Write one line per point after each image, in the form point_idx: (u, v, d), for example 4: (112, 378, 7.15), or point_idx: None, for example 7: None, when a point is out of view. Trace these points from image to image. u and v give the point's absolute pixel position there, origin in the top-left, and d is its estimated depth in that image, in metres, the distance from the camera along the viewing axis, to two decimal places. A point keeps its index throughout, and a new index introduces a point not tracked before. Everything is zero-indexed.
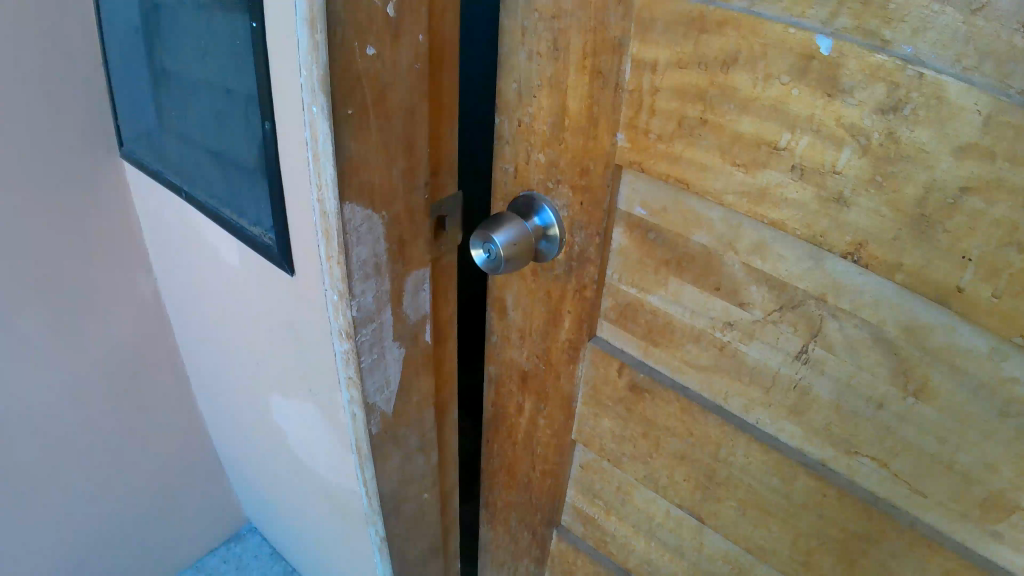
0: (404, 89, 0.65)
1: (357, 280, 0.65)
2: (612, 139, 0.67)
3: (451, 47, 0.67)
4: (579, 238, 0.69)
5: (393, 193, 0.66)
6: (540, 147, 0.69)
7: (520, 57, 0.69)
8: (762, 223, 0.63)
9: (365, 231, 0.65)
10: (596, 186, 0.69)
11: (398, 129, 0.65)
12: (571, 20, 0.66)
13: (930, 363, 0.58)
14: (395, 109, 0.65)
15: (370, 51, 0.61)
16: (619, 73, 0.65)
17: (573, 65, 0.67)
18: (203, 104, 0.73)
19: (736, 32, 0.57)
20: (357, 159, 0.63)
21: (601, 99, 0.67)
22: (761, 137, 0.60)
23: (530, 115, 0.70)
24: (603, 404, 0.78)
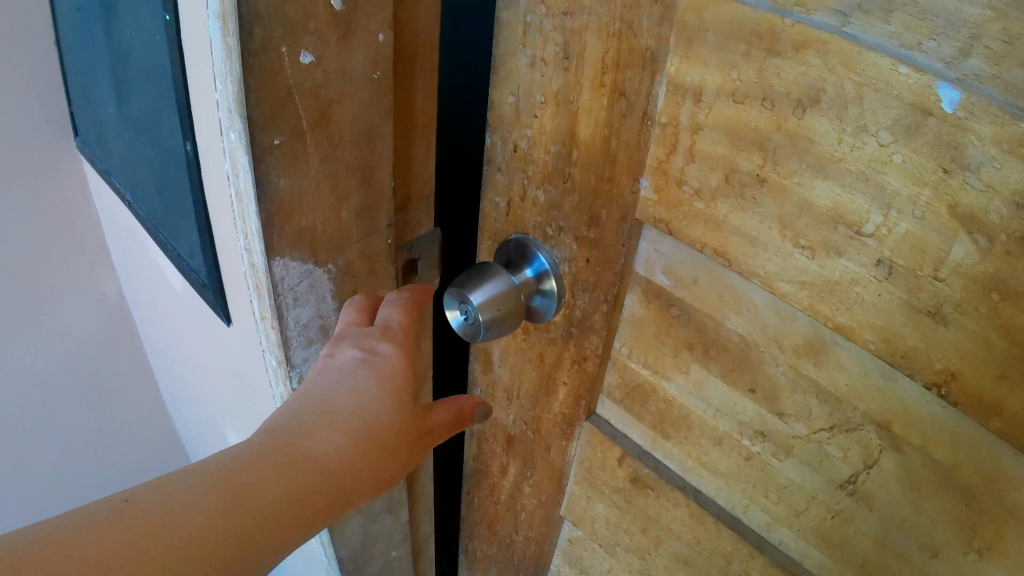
0: (359, 104, 0.49)
1: (296, 348, 0.52)
2: (633, 186, 0.51)
3: (425, 45, 0.51)
4: (583, 300, 0.54)
5: (344, 240, 0.52)
6: (541, 181, 0.54)
7: (519, 61, 0.53)
8: (824, 323, 0.48)
9: (305, 291, 0.51)
10: (608, 242, 0.53)
11: (349, 157, 0.50)
12: (588, 19, 0.49)
13: (1012, 523, 0.44)
14: (346, 130, 0.49)
15: (307, 59, 0.45)
16: (650, 97, 0.50)
17: (587, 80, 0.51)
18: (136, 104, 0.60)
19: (821, 61, 0.41)
20: (291, 198, 0.49)
21: (622, 129, 0.51)
22: (839, 214, 0.44)
23: (529, 141, 0.54)
24: (598, 488, 0.66)
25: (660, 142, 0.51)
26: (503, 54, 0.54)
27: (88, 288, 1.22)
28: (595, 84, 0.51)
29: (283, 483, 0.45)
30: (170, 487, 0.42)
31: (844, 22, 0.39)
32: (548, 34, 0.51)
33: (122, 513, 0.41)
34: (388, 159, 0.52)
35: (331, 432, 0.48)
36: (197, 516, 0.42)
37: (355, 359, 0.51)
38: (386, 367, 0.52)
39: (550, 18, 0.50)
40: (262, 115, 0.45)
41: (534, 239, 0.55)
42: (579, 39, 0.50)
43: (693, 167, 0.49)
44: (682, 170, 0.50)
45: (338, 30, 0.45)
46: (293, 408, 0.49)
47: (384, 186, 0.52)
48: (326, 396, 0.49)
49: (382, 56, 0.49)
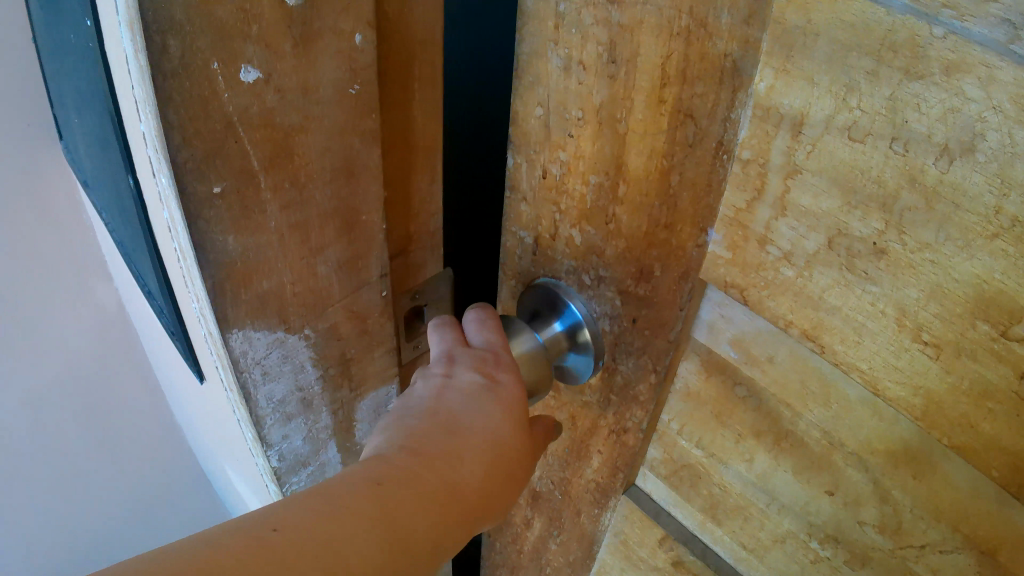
0: (330, 132, 0.39)
1: (273, 424, 0.44)
2: (700, 239, 0.40)
3: (423, 49, 0.41)
4: (625, 365, 0.42)
5: (323, 302, 0.43)
6: (576, 223, 0.41)
7: (548, 63, 0.42)
8: (935, 438, 0.37)
9: (276, 363, 0.43)
10: (662, 302, 0.41)
11: (322, 201, 0.40)
12: (644, 9, 0.38)
13: None
14: (316, 165, 0.39)
15: (250, 75, 0.35)
16: (721, 126, 0.38)
17: (641, 89, 0.39)
18: (88, 127, 0.50)
19: (983, 95, 0.29)
20: (243, 256, 0.38)
21: (685, 159, 0.39)
22: (979, 309, 0.33)
23: (561, 167, 0.42)
24: (631, 559, 0.56)
25: (738, 185, 0.38)
26: (528, 54, 0.43)
27: (74, 300, 1.04)
28: (653, 98, 0.39)
29: (435, 511, 0.38)
30: (331, 502, 0.34)
31: (1013, 38, 0.27)
32: (589, 30, 0.40)
33: (286, 537, 0.32)
34: (375, 197, 0.42)
35: (464, 454, 0.41)
36: (368, 543, 0.34)
37: (477, 385, 0.44)
38: (503, 392, 0.45)
39: (591, 8, 0.39)
40: (200, 151, 0.35)
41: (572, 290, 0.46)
42: (630, 36, 0.39)
43: (781, 220, 0.37)
44: (767, 225, 0.38)
45: (296, 30, 0.35)
46: (415, 421, 0.42)
47: (372, 231, 0.43)
48: (449, 416, 0.42)
49: (360, 67, 0.38)
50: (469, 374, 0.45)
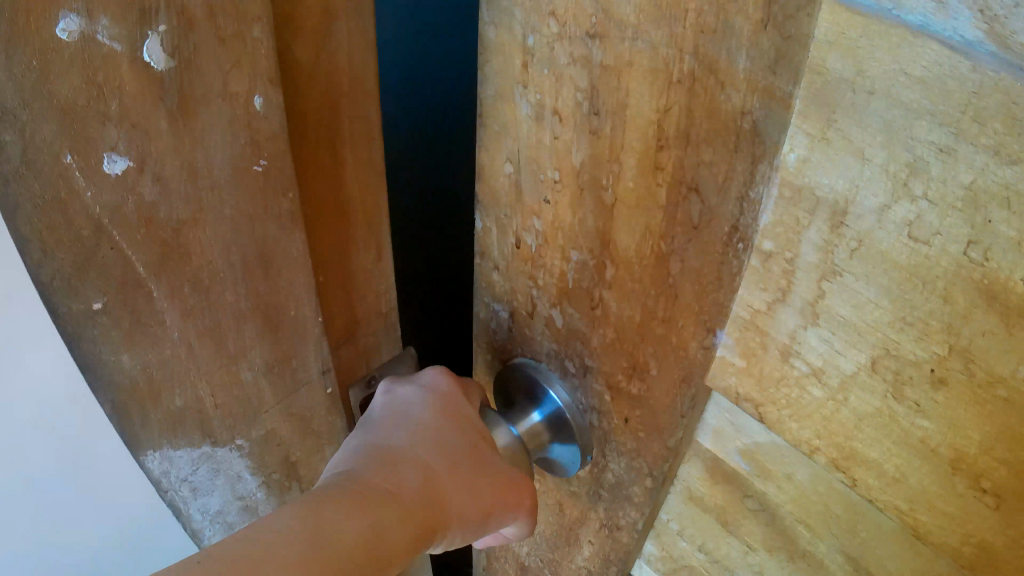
0: (234, 222, 0.32)
1: (205, 525, 0.43)
2: (704, 339, 0.33)
3: (352, 90, 0.33)
4: (616, 464, 0.39)
5: (256, 410, 0.39)
6: (557, 302, 0.37)
7: (517, 109, 0.34)
8: None
9: (206, 478, 0.40)
10: (660, 407, 0.35)
11: (238, 302, 0.34)
12: (630, 48, 0.30)
13: None
14: (221, 259, 0.32)
15: (118, 167, 0.27)
16: (731, 210, 0.30)
17: (631, 148, 0.31)
18: None
19: None
20: (145, 361, 0.33)
21: (687, 242, 0.31)
22: None
23: (536, 237, 0.37)
24: None
25: (756, 281, 0.30)
26: (492, 97, 0.35)
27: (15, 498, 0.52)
28: (649, 160, 0.31)
29: (388, 535, 0.32)
30: (257, 531, 0.29)
31: None
32: (563, 71, 0.32)
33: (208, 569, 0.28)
34: (306, 287, 0.36)
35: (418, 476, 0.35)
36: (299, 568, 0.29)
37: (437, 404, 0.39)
38: (450, 404, 0.39)
39: (565, 43, 0.31)
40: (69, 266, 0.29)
41: (547, 368, 0.40)
42: (617, 81, 0.30)
43: (806, 328, 0.29)
44: (791, 333, 0.30)
45: (170, 99, 0.27)
46: (354, 444, 0.36)
47: (304, 326, 0.37)
48: (395, 435, 0.37)
49: (266, 138, 0.31)
50: (410, 390, 0.39)
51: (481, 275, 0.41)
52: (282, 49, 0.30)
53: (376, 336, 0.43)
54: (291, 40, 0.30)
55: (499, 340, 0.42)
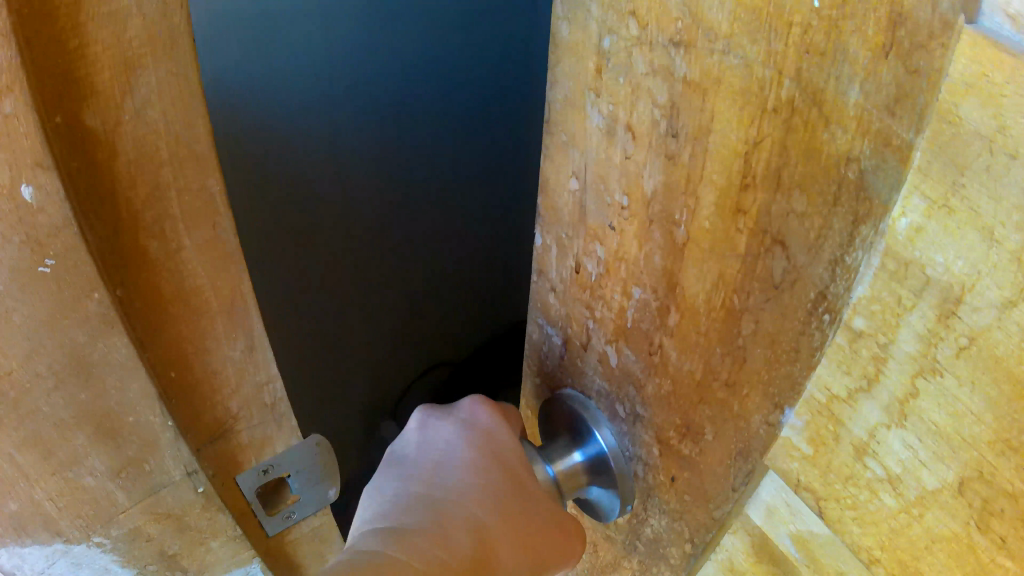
0: (26, 336, 0.27)
1: None
2: (763, 418, 0.28)
3: (182, 163, 0.29)
4: (656, 519, 0.35)
5: (110, 510, 0.34)
6: (612, 339, 0.33)
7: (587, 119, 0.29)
8: None
9: (68, 568, 0.36)
10: (709, 475, 0.31)
11: (55, 412, 0.29)
12: (715, 63, 0.24)
13: None
14: (24, 373, 0.28)
15: None
16: (817, 274, 0.24)
17: (711, 184, 0.26)
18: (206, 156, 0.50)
19: None
20: None
21: (764, 302, 0.26)
22: None
23: (597, 263, 0.32)
24: None
25: (839, 363, 0.24)
26: (562, 103, 0.30)
27: None
28: (726, 199, 0.26)
29: None
30: None
31: None
32: (641, 82, 0.26)
33: None
34: (148, 394, 0.31)
35: (458, 528, 0.32)
36: None
37: (477, 442, 0.36)
38: (489, 438, 0.36)
39: (645, 50, 0.26)
40: None
41: (594, 407, 0.36)
42: (701, 100, 0.25)
43: (890, 429, 0.24)
44: (871, 430, 0.24)
45: None
46: (388, 504, 0.33)
47: (149, 429, 0.32)
48: (430, 488, 0.34)
49: (49, 235, 0.25)
50: (446, 424, 0.37)
51: (538, 291, 0.37)
52: (75, 119, 0.26)
53: (258, 432, 0.39)
54: (84, 110, 0.26)
55: (551, 366, 0.38)
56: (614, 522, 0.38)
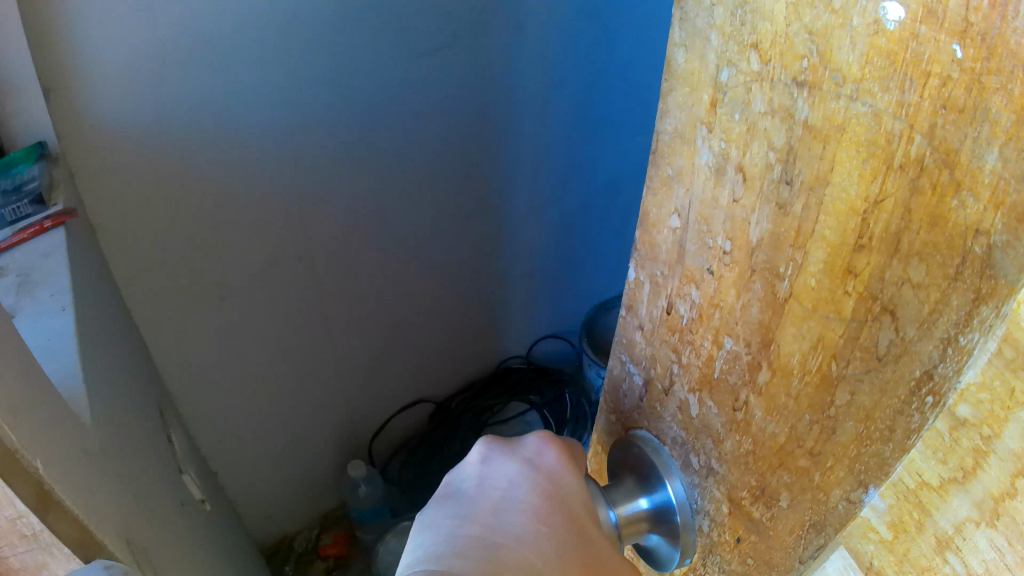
0: None
1: None
2: (843, 494, 0.25)
3: None
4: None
5: None
6: (695, 387, 0.30)
7: (696, 154, 0.28)
8: None
9: None
10: (778, 544, 0.28)
11: None
12: (835, 112, 0.22)
13: None
14: None
15: None
16: (917, 350, 0.22)
17: (821, 241, 0.24)
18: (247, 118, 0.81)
19: None
20: None
21: (862, 375, 0.24)
22: None
23: (689, 307, 0.30)
24: None
25: (936, 448, 0.23)
26: (671, 135, 0.29)
27: None
28: (829, 261, 0.24)
29: None
30: None
31: None
32: (758, 121, 0.25)
33: None
34: None
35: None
36: None
37: (543, 493, 0.32)
38: (557, 490, 0.33)
39: (765, 87, 0.24)
40: None
41: (669, 455, 0.33)
42: (822, 148, 0.23)
43: (978, 526, 0.22)
44: (958, 525, 0.22)
45: None
46: (437, 544, 0.29)
47: None
48: (489, 533, 0.30)
49: None
50: (512, 464, 0.33)
51: (624, 326, 0.36)
52: None
53: None
54: None
55: (628, 404, 0.36)
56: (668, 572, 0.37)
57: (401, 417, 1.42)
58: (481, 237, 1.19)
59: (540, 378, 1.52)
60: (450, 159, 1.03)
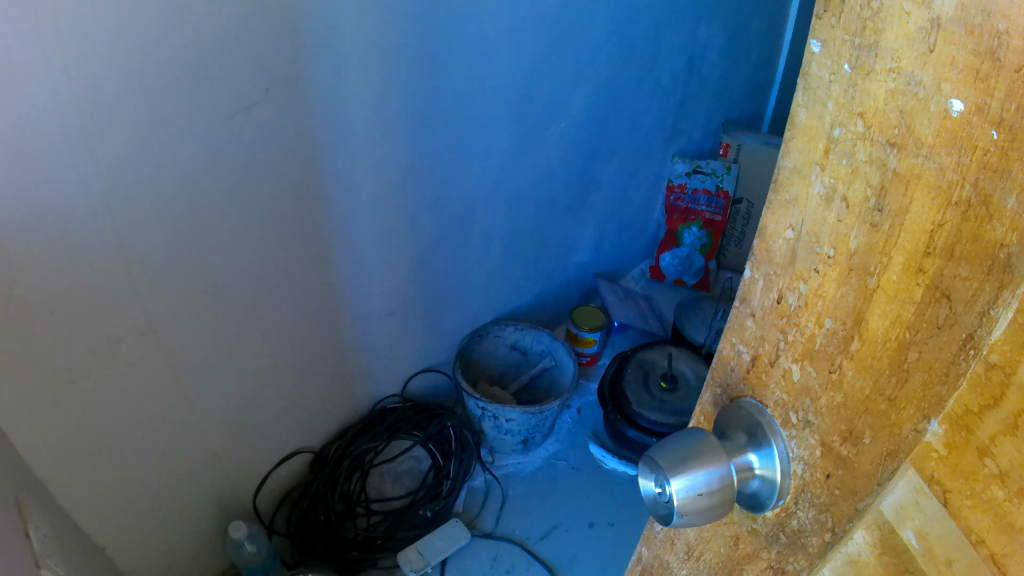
0: None
1: None
2: (916, 425, 0.36)
3: None
4: (804, 512, 0.43)
5: None
6: (799, 358, 0.42)
7: (809, 185, 0.40)
8: None
9: None
10: (860, 474, 0.39)
11: None
12: (923, 159, 0.34)
13: None
14: None
15: None
16: (972, 316, 0.33)
17: (902, 249, 0.36)
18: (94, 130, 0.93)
19: None
20: None
21: (929, 338, 0.35)
22: None
23: (796, 299, 0.42)
24: None
25: (976, 384, 0.33)
26: (790, 170, 0.41)
27: None
28: (907, 263, 0.35)
29: None
30: None
31: None
32: (860, 166, 0.37)
33: None
34: None
35: None
36: None
37: None
38: None
39: (868, 144, 0.36)
40: None
41: (775, 419, 0.44)
42: (905, 189, 0.35)
43: (1007, 437, 0.32)
44: (991, 437, 0.33)
45: None
46: None
47: None
48: None
49: None
50: None
51: (736, 318, 0.48)
52: None
53: None
54: None
55: (736, 377, 0.48)
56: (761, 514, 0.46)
57: (277, 476, 1.64)
58: (344, 219, 1.39)
59: (417, 416, 1.86)
60: (308, 138, 1.22)
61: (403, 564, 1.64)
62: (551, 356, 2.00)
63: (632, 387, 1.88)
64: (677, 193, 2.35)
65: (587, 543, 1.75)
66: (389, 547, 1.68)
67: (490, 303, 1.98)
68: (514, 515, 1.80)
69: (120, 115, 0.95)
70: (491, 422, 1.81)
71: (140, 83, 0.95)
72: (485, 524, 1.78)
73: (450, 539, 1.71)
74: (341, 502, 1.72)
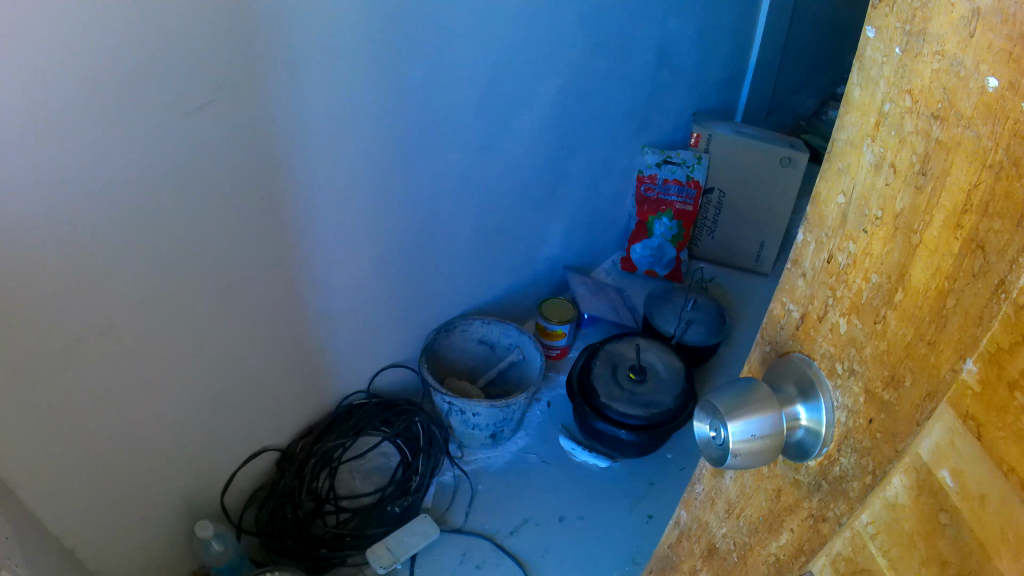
0: None
1: None
2: (955, 367, 0.40)
3: None
4: (847, 458, 0.48)
5: None
6: (846, 312, 0.48)
7: (860, 154, 0.46)
8: None
9: None
10: (900, 416, 0.44)
11: None
12: (959, 128, 0.39)
13: None
14: None
15: None
16: (1005, 261, 0.37)
17: (943, 208, 0.40)
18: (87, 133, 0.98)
19: None
20: None
21: (966, 286, 0.39)
22: None
23: (846, 258, 0.48)
24: None
25: (1009, 324, 0.37)
26: (845, 142, 0.48)
27: None
28: (947, 219, 0.40)
29: None
30: None
31: None
32: (906, 135, 0.43)
33: None
34: None
35: None
36: None
37: None
38: None
39: (915, 117, 0.42)
40: None
41: (823, 372, 0.50)
42: (946, 156, 0.40)
43: None
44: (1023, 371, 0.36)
45: None
46: None
47: None
48: None
49: None
50: None
51: (789, 279, 0.54)
52: None
53: None
54: None
55: (786, 335, 0.54)
56: (804, 464, 0.52)
57: (244, 473, 1.64)
58: (322, 199, 1.42)
59: (381, 413, 1.86)
60: (286, 112, 1.25)
61: (371, 559, 1.64)
62: (518, 350, 2.03)
63: (601, 378, 1.90)
64: (647, 183, 2.41)
65: (561, 541, 1.78)
66: (359, 544, 1.69)
67: (457, 297, 2.00)
68: (484, 512, 1.82)
69: (101, 119, 0.99)
70: (458, 417, 1.82)
71: (119, 88, 0.99)
72: (454, 519, 1.80)
73: (419, 536, 1.71)
74: (310, 501, 1.73)
